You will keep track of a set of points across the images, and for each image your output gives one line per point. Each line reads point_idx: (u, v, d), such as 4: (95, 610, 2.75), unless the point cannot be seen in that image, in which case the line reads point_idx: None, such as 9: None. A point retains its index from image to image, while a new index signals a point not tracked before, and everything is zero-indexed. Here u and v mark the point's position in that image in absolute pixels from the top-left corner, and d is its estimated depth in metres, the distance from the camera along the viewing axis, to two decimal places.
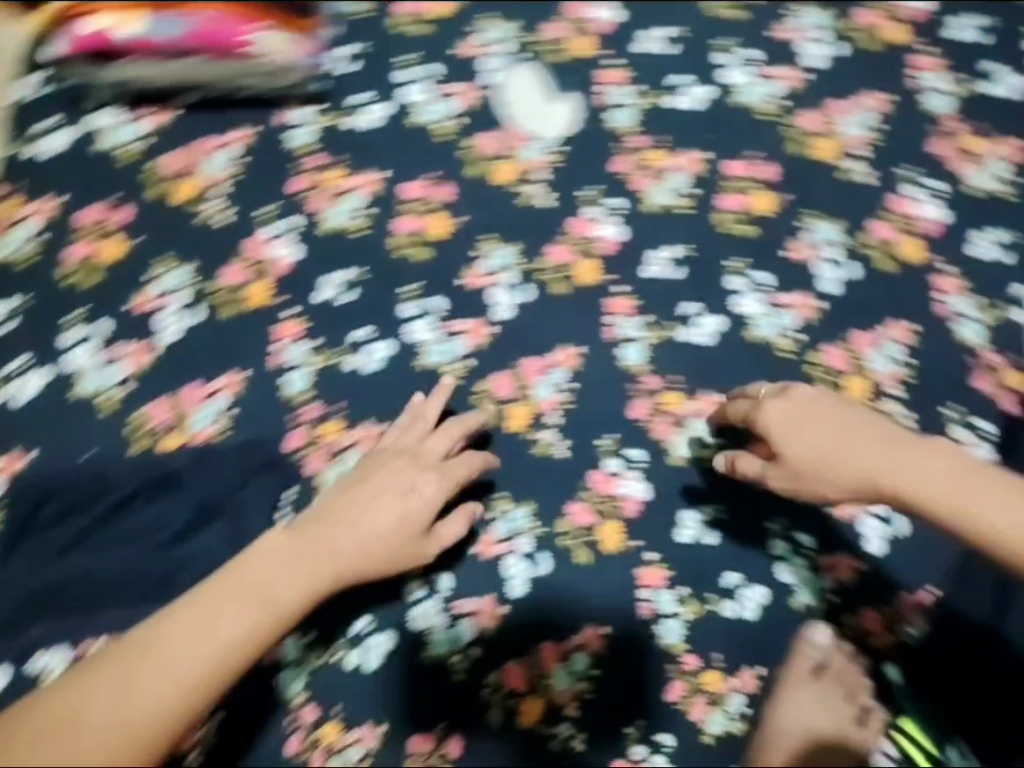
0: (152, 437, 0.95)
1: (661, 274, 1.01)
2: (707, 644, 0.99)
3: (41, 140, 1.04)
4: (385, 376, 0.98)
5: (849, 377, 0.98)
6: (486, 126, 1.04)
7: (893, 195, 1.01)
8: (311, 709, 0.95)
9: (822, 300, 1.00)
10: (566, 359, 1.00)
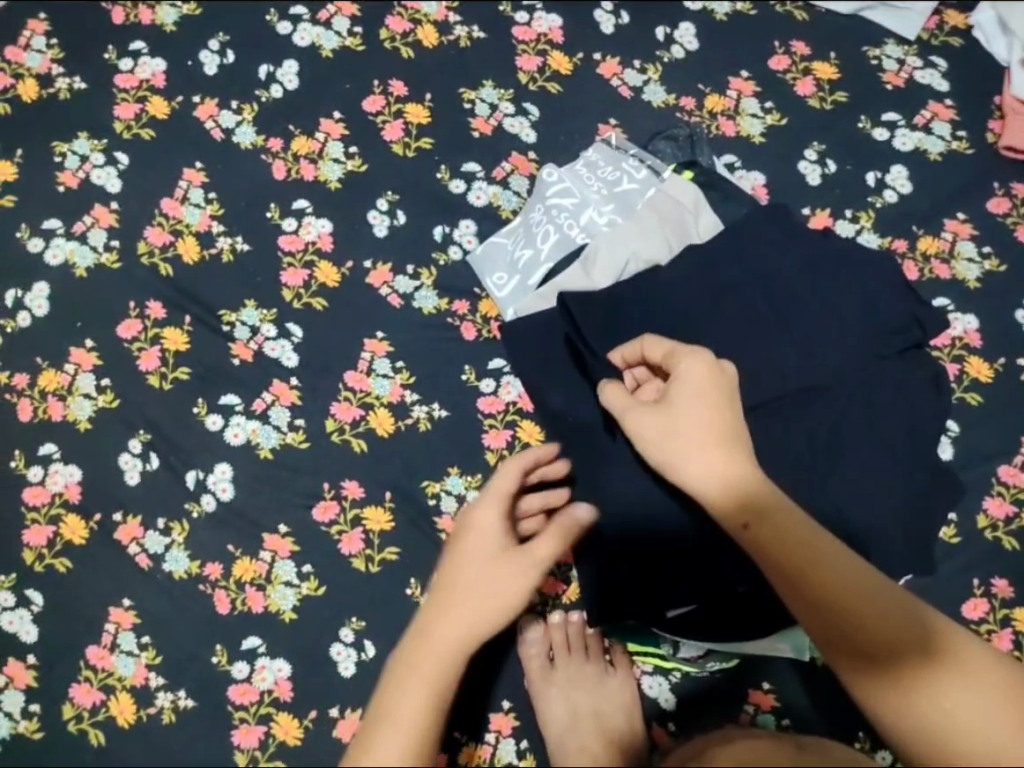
0: (350, 433, 1.00)
1: (611, 23, 1.15)
2: None
3: (72, 264, 1.05)
4: (482, 225, 1.08)
5: (813, 70, 1.12)
6: (381, 16, 1.16)
7: None
8: None
9: None
10: (555, 64, 1.13)
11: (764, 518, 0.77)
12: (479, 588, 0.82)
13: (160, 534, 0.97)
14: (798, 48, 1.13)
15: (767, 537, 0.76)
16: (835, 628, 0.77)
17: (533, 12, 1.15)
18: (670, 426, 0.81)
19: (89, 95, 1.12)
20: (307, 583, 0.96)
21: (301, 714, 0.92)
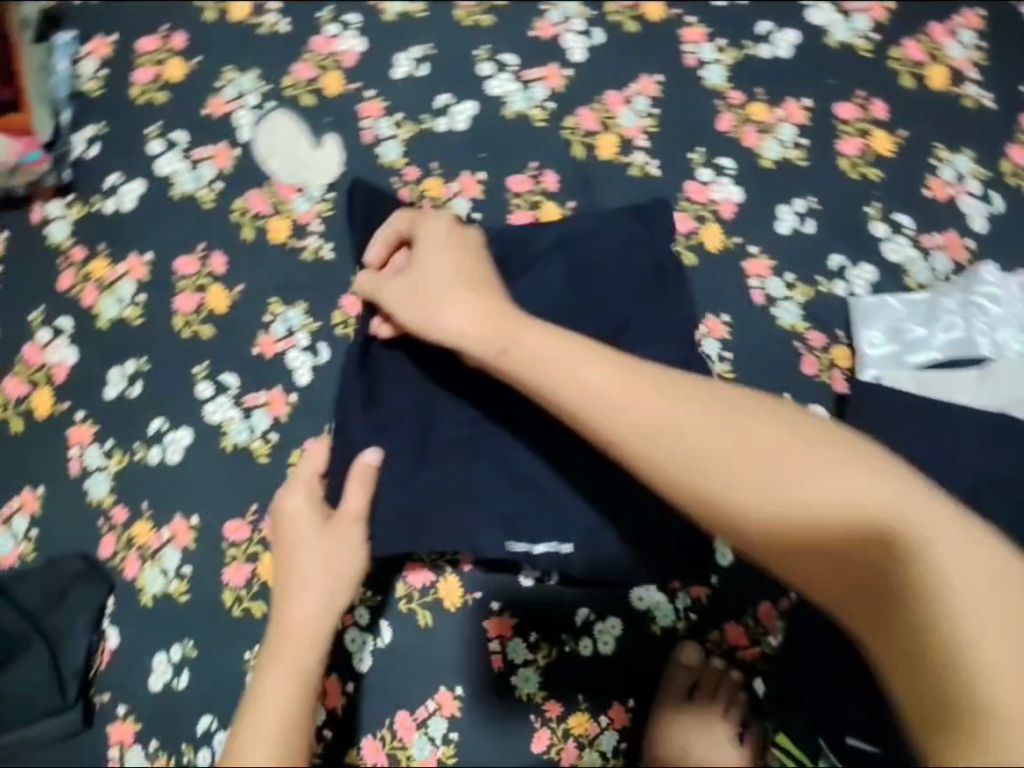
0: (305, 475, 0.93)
1: (793, 228, 0.99)
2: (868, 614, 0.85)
3: (173, 183, 1.01)
4: None
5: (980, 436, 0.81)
6: (580, 100, 1.02)
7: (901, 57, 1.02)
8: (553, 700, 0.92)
9: (969, 238, 0.98)
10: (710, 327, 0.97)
11: (290, 648, 0.80)
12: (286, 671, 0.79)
13: (101, 453, 0.94)
14: (946, 241, 0.98)
15: (273, 655, 0.80)
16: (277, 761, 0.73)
17: (718, 175, 1.00)
18: (314, 543, 0.85)
19: (275, 40, 1.06)
20: (177, 583, 0.91)
21: (95, 691, 0.89)
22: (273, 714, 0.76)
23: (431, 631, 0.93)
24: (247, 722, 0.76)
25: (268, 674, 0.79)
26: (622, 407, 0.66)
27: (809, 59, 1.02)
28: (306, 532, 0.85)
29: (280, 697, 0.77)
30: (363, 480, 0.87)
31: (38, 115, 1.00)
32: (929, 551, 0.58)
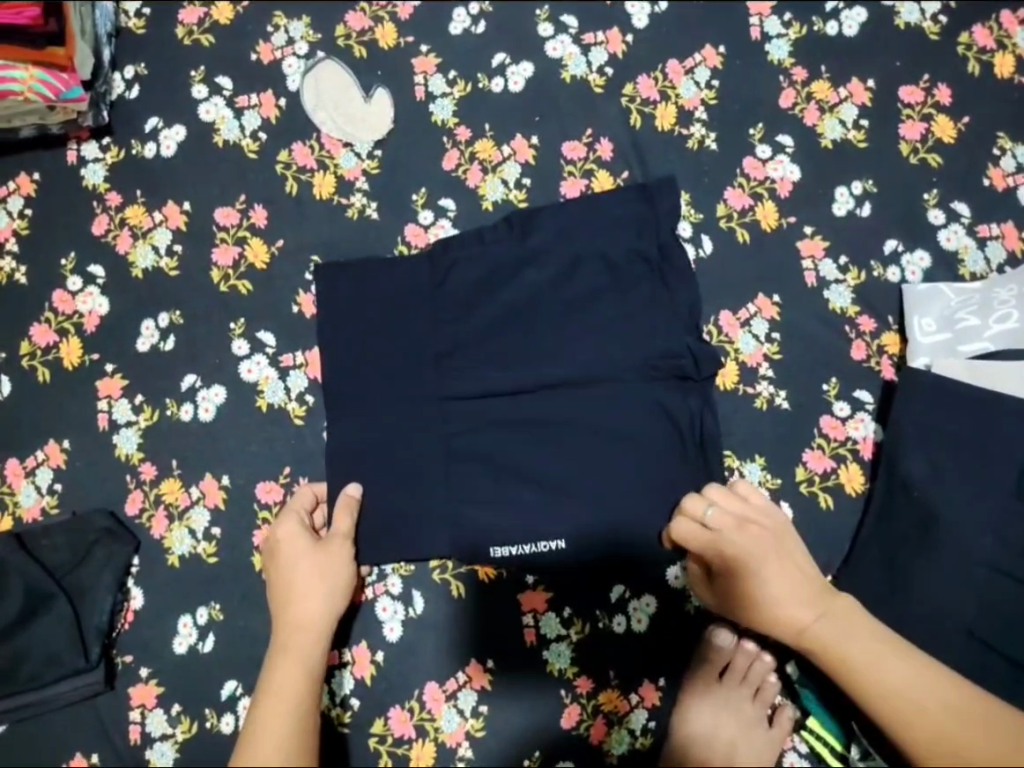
0: (341, 439, 0.91)
1: (850, 211, 0.96)
2: (929, 607, 0.82)
3: (216, 130, 0.98)
4: (588, 333, 0.92)
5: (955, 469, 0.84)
6: (639, 68, 0.99)
7: (969, 43, 1.00)
8: (584, 675, 0.88)
9: None
10: (760, 305, 0.94)
11: (304, 647, 0.78)
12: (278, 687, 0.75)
13: (130, 408, 0.91)
14: (1004, 231, 0.95)
15: (281, 664, 0.77)
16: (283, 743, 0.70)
17: (777, 153, 0.97)
18: (321, 560, 0.83)
19: None
20: (205, 544, 0.89)
21: (118, 651, 0.86)
22: (275, 703, 0.73)
23: (463, 603, 0.89)
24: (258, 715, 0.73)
25: (284, 674, 0.76)
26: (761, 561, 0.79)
27: (876, 39, 1.00)
28: (303, 554, 0.83)
29: (295, 687, 0.75)
30: (349, 507, 0.87)
31: (80, 50, 0.93)
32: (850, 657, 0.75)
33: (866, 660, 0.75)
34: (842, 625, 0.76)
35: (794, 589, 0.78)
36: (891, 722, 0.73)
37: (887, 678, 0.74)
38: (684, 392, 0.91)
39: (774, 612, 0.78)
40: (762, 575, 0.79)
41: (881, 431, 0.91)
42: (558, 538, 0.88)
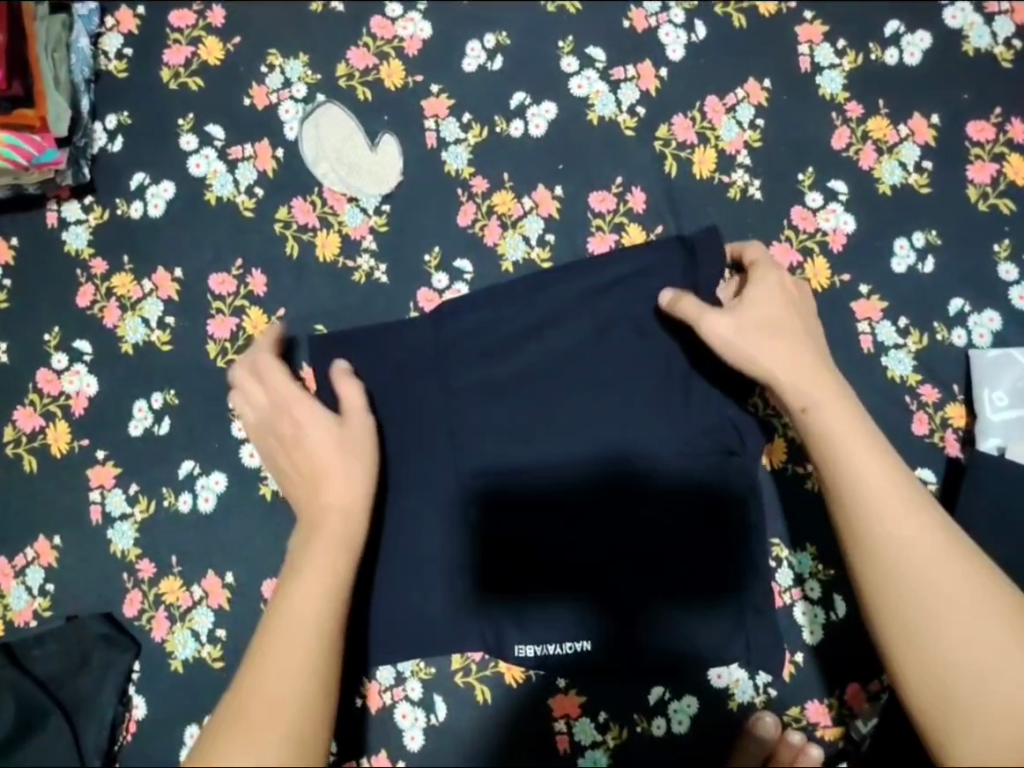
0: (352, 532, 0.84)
1: (911, 267, 0.87)
2: None
3: (208, 185, 0.89)
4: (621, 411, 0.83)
5: None
6: (675, 106, 0.89)
7: None
8: None
9: None
10: None
11: (336, 534, 0.66)
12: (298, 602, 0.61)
13: (125, 499, 0.85)
14: None
15: (298, 548, 0.66)
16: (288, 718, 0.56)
17: (830, 201, 0.88)
18: (365, 442, 0.73)
19: (324, 18, 0.92)
20: (210, 647, 0.83)
21: (122, 764, 0.81)
22: (288, 644, 0.59)
23: (489, 707, 0.85)
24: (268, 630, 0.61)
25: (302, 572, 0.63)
26: (824, 396, 0.68)
27: (941, 67, 0.89)
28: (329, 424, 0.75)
29: (321, 600, 0.62)
30: (346, 377, 0.77)
31: (54, 104, 0.85)
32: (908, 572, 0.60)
33: (947, 595, 0.59)
34: (928, 555, 0.60)
35: (873, 460, 0.63)
36: (924, 658, 0.58)
37: (944, 604, 0.58)
38: (726, 476, 0.83)
39: (862, 512, 0.62)
40: (823, 407, 0.67)
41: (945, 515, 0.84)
42: (584, 638, 0.82)
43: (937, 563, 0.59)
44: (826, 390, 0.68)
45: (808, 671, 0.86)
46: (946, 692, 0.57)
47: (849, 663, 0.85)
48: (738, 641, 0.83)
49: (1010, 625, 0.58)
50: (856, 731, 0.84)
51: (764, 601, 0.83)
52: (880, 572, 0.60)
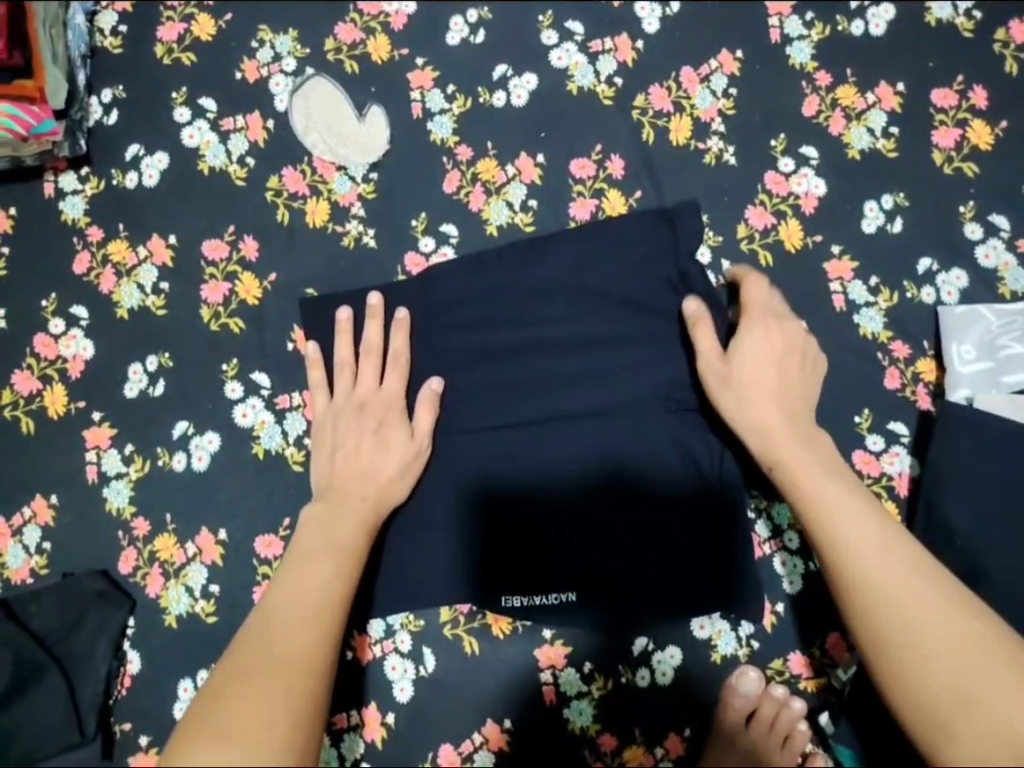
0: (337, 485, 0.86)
1: (880, 228, 0.90)
2: None
3: (201, 156, 0.92)
4: (603, 368, 0.86)
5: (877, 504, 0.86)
6: (651, 77, 0.93)
7: (1006, 40, 0.92)
8: (608, 732, 0.85)
9: None
10: None
11: (341, 542, 0.73)
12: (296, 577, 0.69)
13: (120, 459, 0.87)
14: None
15: (310, 544, 0.72)
16: (306, 671, 0.61)
17: (801, 165, 0.91)
18: (400, 447, 0.82)
19: None
20: (204, 602, 0.84)
21: (115, 719, 0.82)
22: (293, 613, 0.65)
23: (478, 660, 0.86)
24: (272, 605, 0.67)
25: (316, 562, 0.70)
26: (796, 439, 0.75)
27: (905, 38, 0.93)
28: (361, 431, 0.82)
29: (325, 579, 0.69)
30: (432, 407, 0.84)
31: (51, 76, 0.88)
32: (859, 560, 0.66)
33: (897, 584, 0.64)
34: (880, 550, 0.66)
35: (839, 491, 0.71)
36: (879, 634, 0.64)
37: (897, 590, 0.64)
38: (705, 428, 0.85)
39: (833, 525, 0.69)
40: (803, 446, 0.75)
41: (917, 465, 0.86)
42: (569, 588, 0.85)
43: (907, 570, 0.65)
44: (791, 437, 0.75)
45: (789, 621, 0.87)
46: (929, 681, 0.61)
47: (830, 614, 0.87)
48: (716, 591, 0.85)
49: (975, 623, 0.63)
50: (836, 679, 0.86)
51: (741, 553, 0.85)
52: (868, 588, 0.65)
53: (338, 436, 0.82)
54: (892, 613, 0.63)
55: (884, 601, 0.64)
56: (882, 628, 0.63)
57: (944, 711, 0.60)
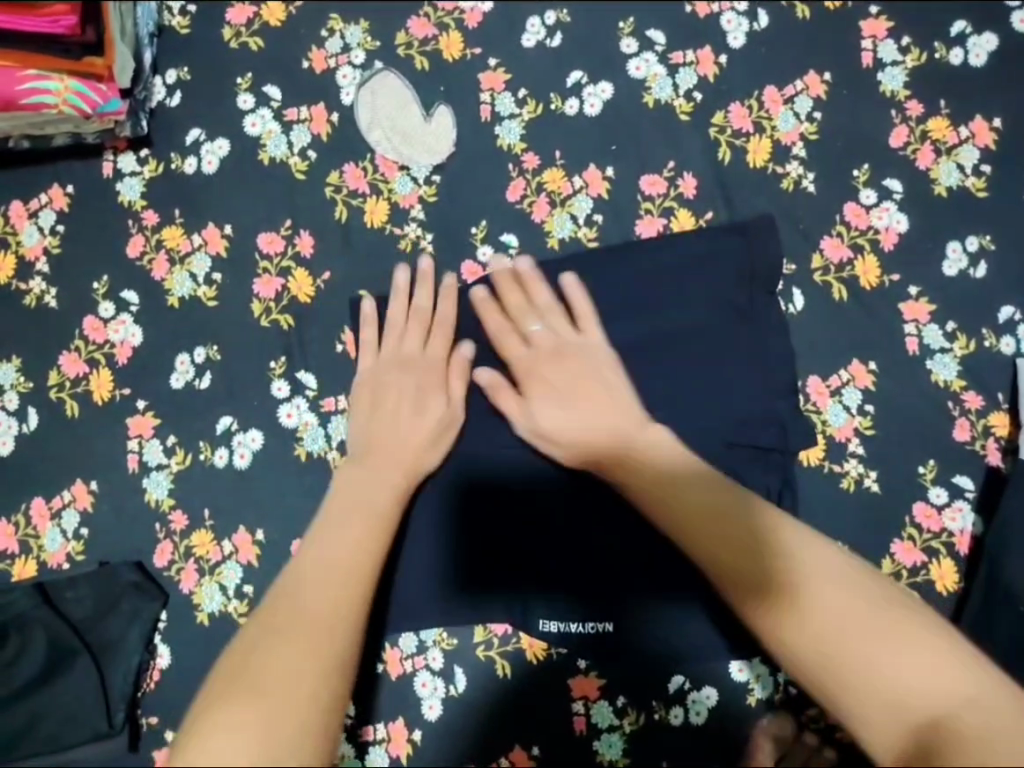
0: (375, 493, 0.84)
1: (961, 270, 0.86)
2: None
3: (262, 145, 0.90)
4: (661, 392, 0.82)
5: (935, 559, 0.82)
6: (732, 94, 0.89)
7: None
8: None
9: None
10: (853, 373, 0.85)
11: (376, 502, 0.72)
12: (346, 518, 0.69)
13: (162, 449, 0.86)
14: None
15: (343, 500, 0.72)
16: (332, 628, 0.60)
17: (883, 199, 0.87)
18: (436, 418, 0.79)
19: None
20: (237, 601, 0.83)
21: (142, 712, 0.82)
22: (322, 573, 0.63)
23: (509, 684, 0.84)
24: (306, 559, 0.65)
25: (344, 523, 0.68)
26: (643, 454, 0.73)
27: (1006, 71, 0.88)
28: (400, 391, 0.80)
29: (354, 541, 0.67)
30: (466, 373, 0.81)
31: (121, 53, 0.84)
32: (780, 556, 0.61)
33: (815, 568, 0.60)
34: (799, 539, 0.62)
35: (762, 513, 0.65)
36: (793, 598, 0.59)
37: (823, 576, 0.60)
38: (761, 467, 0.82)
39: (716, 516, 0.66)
40: (665, 445, 0.73)
41: (981, 524, 0.82)
42: (607, 620, 0.82)
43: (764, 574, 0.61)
44: (620, 434, 0.75)
45: None
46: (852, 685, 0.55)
47: None
48: (760, 635, 0.82)
49: (913, 625, 0.57)
50: None
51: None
52: (790, 577, 0.60)
53: (379, 393, 0.80)
54: (814, 596, 0.59)
55: (805, 590, 0.59)
56: (805, 613, 0.58)
57: (844, 700, 0.56)
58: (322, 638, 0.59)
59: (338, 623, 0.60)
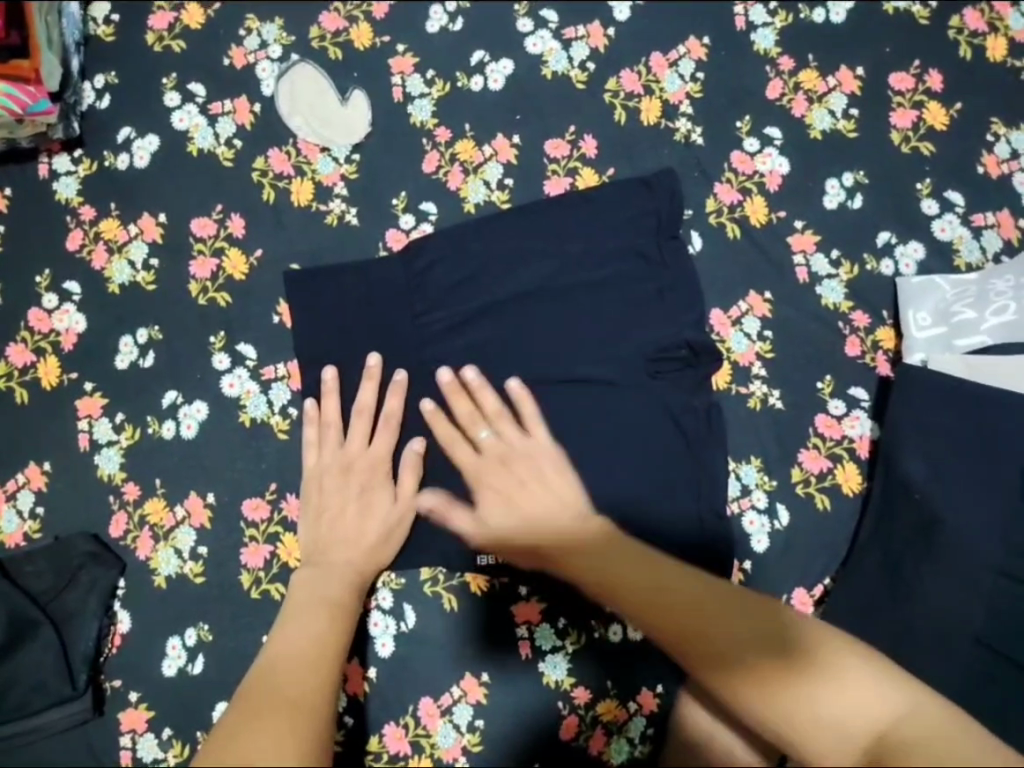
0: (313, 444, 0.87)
1: (841, 203, 0.94)
2: (927, 608, 0.81)
3: (190, 138, 0.96)
4: (576, 333, 0.88)
5: (839, 464, 0.90)
6: (622, 62, 0.97)
7: (957, 26, 0.98)
8: (584, 686, 0.87)
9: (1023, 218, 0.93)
10: (751, 302, 0.93)
11: (362, 550, 0.82)
12: (324, 581, 0.78)
13: (111, 427, 0.90)
14: (1000, 221, 0.93)
15: (303, 601, 0.76)
16: (317, 662, 0.68)
17: (765, 146, 0.95)
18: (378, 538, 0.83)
19: None
20: (192, 563, 0.87)
21: (106, 676, 0.85)
22: (292, 657, 0.68)
23: (456, 617, 0.89)
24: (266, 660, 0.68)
25: (328, 581, 0.78)
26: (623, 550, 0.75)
27: (863, 26, 0.98)
28: (356, 438, 0.86)
29: (318, 631, 0.71)
30: (417, 467, 0.85)
31: (46, 60, 0.91)
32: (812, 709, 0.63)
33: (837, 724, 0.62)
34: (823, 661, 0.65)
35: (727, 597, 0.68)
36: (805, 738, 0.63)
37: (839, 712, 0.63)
38: (674, 392, 0.88)
39: (782, 686, 0.64)
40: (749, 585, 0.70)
41: (878, 429, 0.90)
42: None
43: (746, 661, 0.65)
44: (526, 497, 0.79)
45: (756, 579, 0.88)
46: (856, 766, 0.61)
47: (797, 573, 0.88)
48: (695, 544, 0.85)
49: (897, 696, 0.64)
50: None
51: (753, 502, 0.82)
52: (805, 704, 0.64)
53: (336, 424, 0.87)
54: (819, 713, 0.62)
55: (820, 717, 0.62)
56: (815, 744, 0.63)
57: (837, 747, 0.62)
58: (318, 680, 0.66)
59: (330, 656, 0.69)
